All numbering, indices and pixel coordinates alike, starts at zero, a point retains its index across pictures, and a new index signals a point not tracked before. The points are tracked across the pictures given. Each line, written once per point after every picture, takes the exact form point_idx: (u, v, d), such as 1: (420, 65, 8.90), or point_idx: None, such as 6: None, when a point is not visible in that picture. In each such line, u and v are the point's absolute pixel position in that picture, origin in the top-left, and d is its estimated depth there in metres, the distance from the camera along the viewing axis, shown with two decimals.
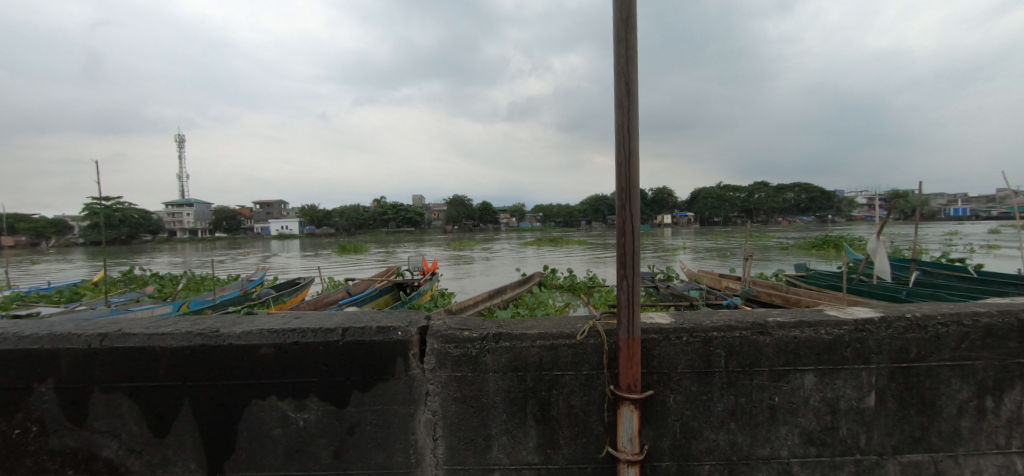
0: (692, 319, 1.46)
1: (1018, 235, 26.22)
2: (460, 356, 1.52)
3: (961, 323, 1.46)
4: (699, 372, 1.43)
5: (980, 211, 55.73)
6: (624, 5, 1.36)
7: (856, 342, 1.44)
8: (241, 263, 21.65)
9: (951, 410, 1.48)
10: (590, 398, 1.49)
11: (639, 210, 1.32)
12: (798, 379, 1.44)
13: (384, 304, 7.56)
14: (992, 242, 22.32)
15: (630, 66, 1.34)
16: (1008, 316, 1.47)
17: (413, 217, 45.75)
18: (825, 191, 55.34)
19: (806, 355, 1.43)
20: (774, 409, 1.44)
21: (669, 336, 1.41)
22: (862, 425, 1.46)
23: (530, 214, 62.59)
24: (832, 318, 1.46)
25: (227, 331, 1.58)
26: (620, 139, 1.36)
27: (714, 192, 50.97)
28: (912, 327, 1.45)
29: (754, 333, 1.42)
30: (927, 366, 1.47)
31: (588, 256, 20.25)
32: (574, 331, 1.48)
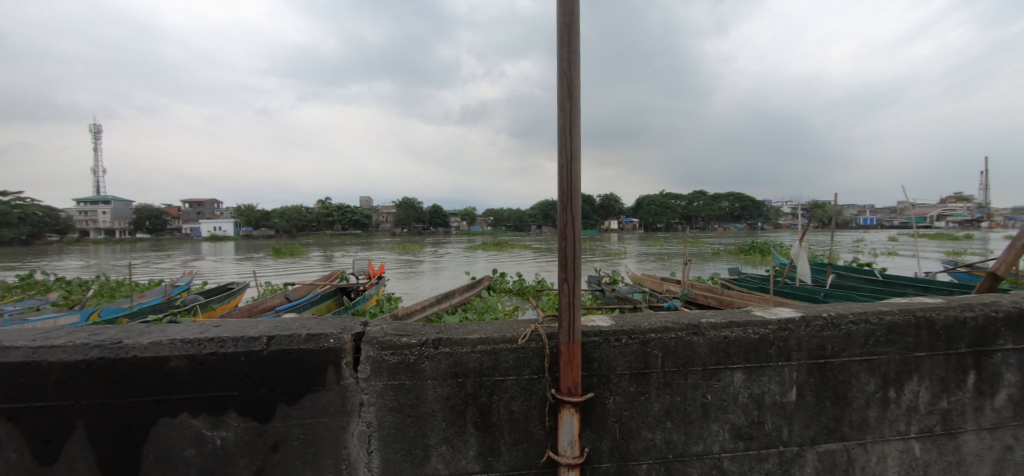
0: (631, 321, 1.48)
1: (912, 243, 29.66)
2: (397, 363, 1.45)
3: (869, 322, 1.60)
4: (637, 373, 1.45)
5: (882, 221, 62.61)
6: (567, 8, 1.36)
7: (780, 341, 1.53)
8: (164, 266, 19.85)
9: (860, 401, 1.61)
10: (531, 402, 1.46)
11: (580, 214, 1.32)
12: (728, 377, 1.50)
13: (326, 310, 7.18)
14: (891, 248, 25.10)
15: (572, 69, 1.35)
16: (907, 313, 1.63)
17: (360, 220, 44.20)
18: (754, 201, 59.83)
19: (735, 354, 1.50)
20: (706, 408, 1.49)
21: (608, 339, 1.42)
22: (785, 419, 1.55)
23: (481, 219, 62.66)
24: (758, 318, 1.54)
25: (131, 342, 1.40)
26: (562, 140, 1.35)
27: (657, 200, 53.52)
28: (827, 325, 1.56)
29: (688, 334, 1.46)
30: (841, 361, 1.58)
31: (538, 261, 20.46)
32: (516, 335, 1.45)
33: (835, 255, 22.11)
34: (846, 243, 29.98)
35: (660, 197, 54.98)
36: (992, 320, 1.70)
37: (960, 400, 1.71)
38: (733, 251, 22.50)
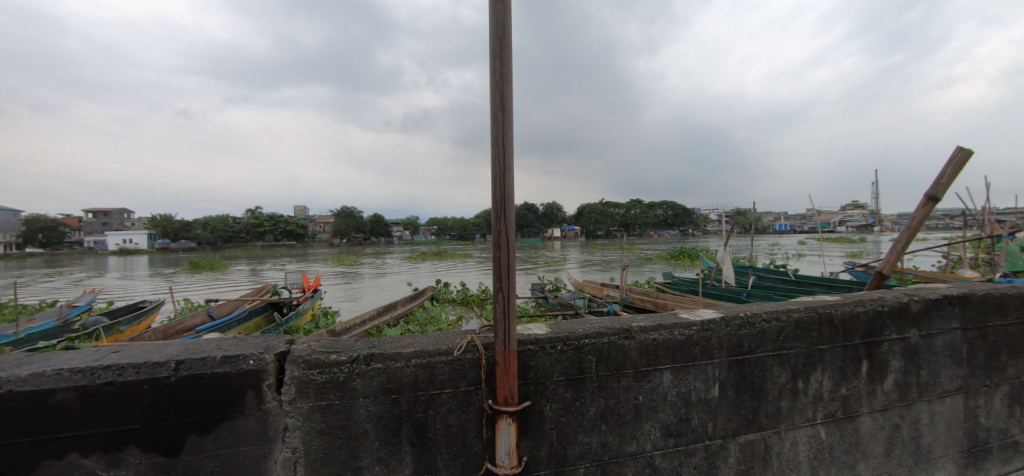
0: (566, 328, 1.51)
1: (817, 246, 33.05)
2: (326, 383, 1.36)
3: (780, 319, 1.75)
4: (573, 379, 1.47)
5: (794, 227, 69.34)
6: (499, 20, 1.38)
7: (703, 341, 1.62)
8: (59, 285, 17.49)
9: (774, 393, 1.75)
10: (468, 415, 1.44)
11: (513, 224, 1.33)
12: (657, 377, 1.57)
13: (255, 327, 6.68)
14: (801, 251, 27.79)
15: (505, 81, 1.36)
16: (811, 310, 1.80)
17: (294, 230, 41.78)
18: (685, 209, 63.95)
19: (663, 355, 1.57)
20: (638, 408, 1.55)
21: (544, 347, 1.44)
22: (710, 415, 1.65)
23: (425, 228, 61.61)
24: (683, 320, 1.64)
25: (5, 375, 1.20)
26: (495, 152, 1.36)
27: (597, 208, 55.57)
28: (743, 324, 1.69)
29: (619, 338, 1.52)
30: (756, 357, 1.71)
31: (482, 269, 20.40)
32: (451, 347, 1.43)
33: (754, 259, 24.18)
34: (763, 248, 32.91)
35: (600, 206, 57.18)
36: (881, 314, 1.93)
37: (858, 387, 1.91)
38: (666, 256, 23.84)
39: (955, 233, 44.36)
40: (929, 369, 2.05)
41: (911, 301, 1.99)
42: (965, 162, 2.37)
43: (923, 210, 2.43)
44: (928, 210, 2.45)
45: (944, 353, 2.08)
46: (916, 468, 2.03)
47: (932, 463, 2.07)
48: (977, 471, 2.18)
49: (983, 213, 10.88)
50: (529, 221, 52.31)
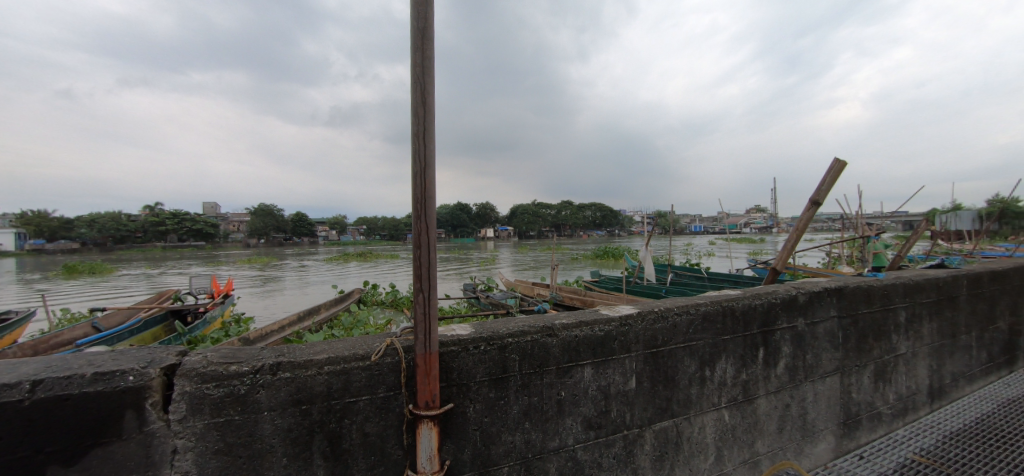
0: (490, 328, 1.50)
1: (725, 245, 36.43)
2: (224, 397, 1.23)
3: (689, 313, 1.88)
4: (496, 378, 1.47)
5: (707, 228, 75.79)
6: (421, 13, 1.34)
7: (622, 336, 1.70)
8: None
9: (685, 381, 1.88)
10: (387, 422, 1.37)
11: (435, 222, 1.30)
12: (579, 373, 1.62)
13: (152, 338, 5.93)
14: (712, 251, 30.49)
15: (428, 74, 1.32)
16: (716, 304, 1.96)
17: (202, 229, 37.80)
18: (612, 212, 67.39)
19: (584, 351, 1.62)
20: (560, 404, 1.58)
21: (467, 347, 1.42)
22: (628, 406, 1.73)
23: (353, 228, 58.84)
24: (603, 316, 1.71)
25: None
26: (416, 147, 1.31)
27: (530, 209, 56.76)
28: (658, 318, 1.79)
29: (543, 336, 1.54)
30: (670, 349, 1.83)
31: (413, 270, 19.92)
32: (369, 351, 1.36)
33: (670, 258, 26.09)
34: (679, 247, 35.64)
35: (532, 207, 58.37)
36: (774, 306, 2.15)
37: (756, 373, 2.11)
38: (593, 255, 24.91)
39: (834, 234, 51.31)
40: (813, 353, 2.33)
41: (799, 294, 2.25)
42: (840, 171, 2.71)
43: (808, 213, 2.75)
44: (812, 213, 2.78)
45: (825, 339, 2.38)
46: (803, 442, 2.30)
47: (816, 436, 2.35)
48: (850, 439, 2.52)
49: (855, 216, 12.67)
50: (463, 221, 52.02)
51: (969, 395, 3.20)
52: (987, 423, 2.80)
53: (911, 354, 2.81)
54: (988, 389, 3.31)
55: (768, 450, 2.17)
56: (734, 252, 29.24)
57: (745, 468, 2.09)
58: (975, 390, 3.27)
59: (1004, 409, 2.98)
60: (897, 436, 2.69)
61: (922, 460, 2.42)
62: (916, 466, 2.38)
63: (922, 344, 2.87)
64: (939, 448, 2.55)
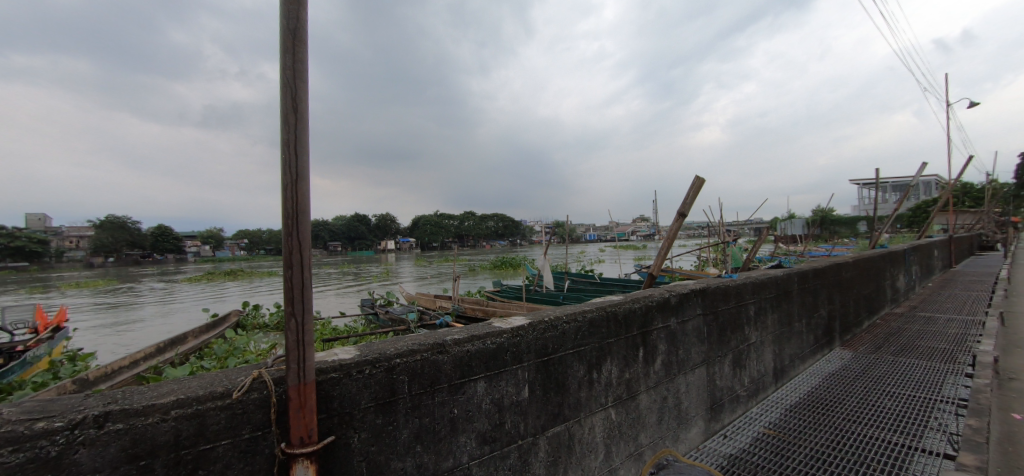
0: (376, 350, 1.43)
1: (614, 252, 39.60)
2: (26, 463, 0.99)
3: (577, 319, 1.99)
4: (383, 402, 1.40)
5: (600, 238, 81.96)
6: (291, 12, 1.23)
7: (513, 347, 1.73)
8: None
9: (575, 385, 1.98)
10: (253, 467, 1.21)
11: (309, 240, 1.20)
12: (471, 388, 1.61)
13: None
14: (603, 257, 32.96)
15: (300, 78, 1.22)
16: (600, 310, 2.10)
17: (22, 247, 30.65)
18: (514, 222, 69.56)
19: (477, 365, 1.62)
20: (453, 421, 1.56)
21: (349, 372, 1.33)
22: (521, 416, 1.76)
23: (232, 242, 52.52)
24: (496, 329, 1.73)
25: None
26: (286, 157, 1.20)
27: (433, 219, 56.10)
28: (547, 328, 1.86)
29: (433, 353, 1.51)
30: (559, 356, 1.91)
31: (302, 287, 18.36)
32: (231, 388, 1.20)
33: (567, 266, 27.65)
34: (575, 254, 37.84)
35: (436, 218, 57.61)
36: (650, 308, 2.38)
37: (637, 370, 2.30)
38: (493, 265, 25.39)
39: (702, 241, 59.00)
40: (684, 348, 2.62)
41: (671, 296, 2.51)
42: (700, 187, 3.11)
43: (676, 223, 3.10)
44: (679, 223, 3.13)
45: (693, 335, 2.68)
46: (678, 430, 2.56)
47: (689, 422, 2.64)
48: (716, 420, 2.88)
49: (717, 224, 14.71)
50: (361, 233, 49.53)
51: (803, 372, 3.87)
52: (815, 396, 3.42)
53: (759, 342, 3.31)
54: (815, 365, 4.04)
55: (650, 441, 2.37)
56: (622, 258, 31.99)
57: (630, 461, 2.26)
58: (807, 367, 3.96)
59: (827, 382, 3.66)
60: (752, 413, 3.15)
61: (770, 432, 2.87)
62: (766, 438, 2.81)
63: (768, 333, 3.41)
64: (782, 421, 3.03)
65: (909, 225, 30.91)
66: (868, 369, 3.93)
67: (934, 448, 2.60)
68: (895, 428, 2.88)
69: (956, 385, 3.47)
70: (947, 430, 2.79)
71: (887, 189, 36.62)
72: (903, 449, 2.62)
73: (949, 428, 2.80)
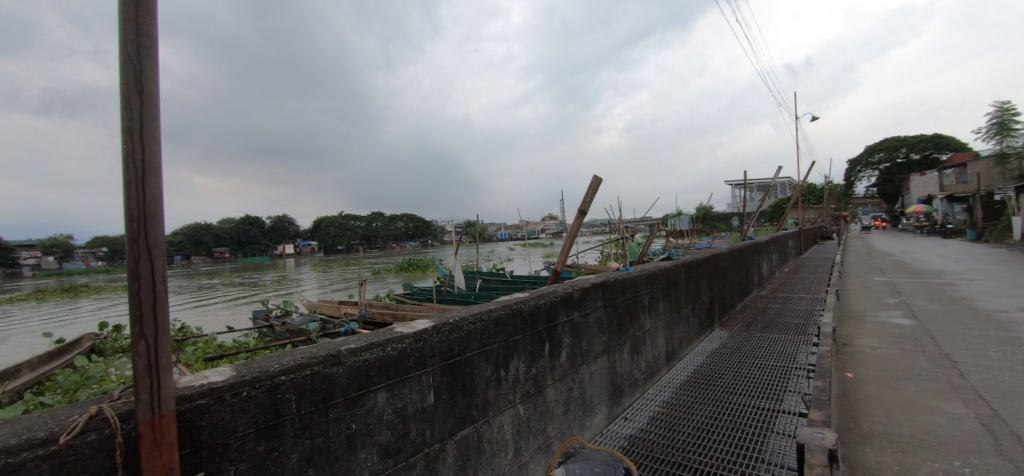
0: (257, 369, 1.28)
1: (525, 250, 40.53)
2: None
3: (483, 319, 1.99)
4: (266, 426, 1.25)
5: (512, 236, 83.56)
6: None
7: (416, 352, 1.67)
8: None
9: (483, 385, 1.97)
10: None
11: (161, 247, 1.02)
12: (371, 399, 1.52)
13: None
14: (514, 256, 33.55)
15: (149, 58, 1.04)
16: (506, 308, 2.13)
17: None
18: (425, 222, 68.01)
19: (376, 375, 1.53)
20: (351, 437, 1.46)
21: (222, 397, 1.17)
22: (427, 423, 1.71)
23: (84, 251, 44.05)
24: (397, 335, 1.65)
25: None
26: (129, 149, 1.00)
27: (337, 221, 52.56)
28: (452, 329, 1.83)
29: (326, 366, 1.40)
30: (466, 357, 1.89)
31: (178, 301, 16.02)
32: (58, 432, 0.99)
33: (478, 265, 27.68)
34: (487, 253, 38.20)
35: (340, 219, 54.12)
36: (555, 304, 2.47)
37: (544, 365, 2.37)
38: (400, 266, 24.53)
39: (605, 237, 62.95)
40: (587, 340, 2.75)
41: (573, 290, 2.63)
42: (598, 186, 3.29)
43: (577, 220, 3.25)
44: (580, 221, 3.29)
45: (595, 326, 2.84)
46: (584, 418, 2.69)
47: (593, 409, 2.79)
48: (618, 404, 3.08)
49: (617, 221, 15.83)
50: (253, 237, 44.69)
51: (690, 353, 4.32)
52: (699, 373, 3.83)
53: (653, 328, 3.61)
54: (700, 346, 4.53)
55: (558, 432, 2.47)
56: (532, 256, 32.93)
57: (540, 453, 2.32)
58: (693, 349, 4.43)
59: (709, 360, 4.12)
60: (648, 394, 3.43)
61: (663, 411, 3.15)
62: (660, 416, 3.08)
63: (660, 320, 3.74)
64: (674, 399, 3.35)
65: (770, 219, 36.18)
66: (741, 345, 4.51)
67: (793, 409, 3.06)
68: (762, 395, 3.34)
69: (807, 353, 4.12)
70: (801, 392, 3.29)
71: (753, 188, 42.62)
72: (769, 413, 3.05)
73: (802, 390, 3.32)
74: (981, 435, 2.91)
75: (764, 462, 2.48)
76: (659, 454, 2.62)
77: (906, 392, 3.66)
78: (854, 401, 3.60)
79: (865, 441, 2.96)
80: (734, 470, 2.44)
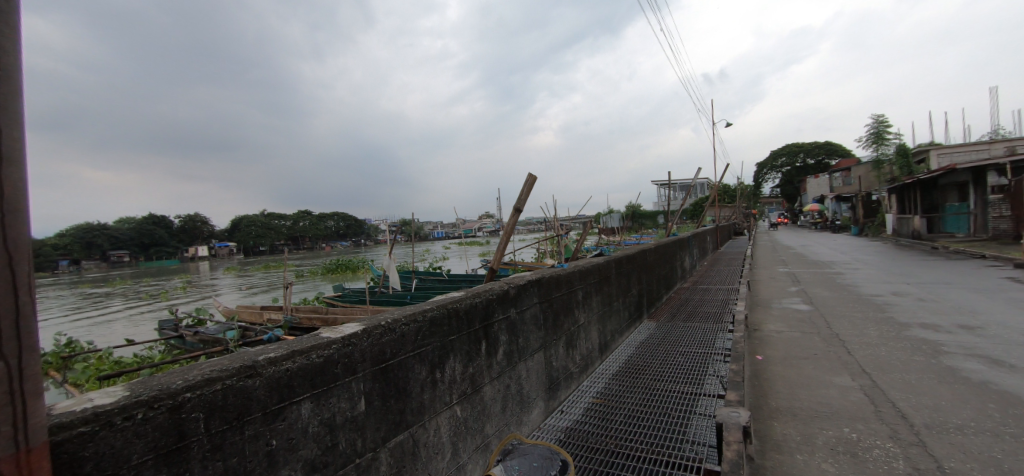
0: (156, 388, 1.15)
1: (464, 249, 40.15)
2: None
3: (416, 320, 1.93)
4: (167, 452, 1.12)
5: (450, 235, 82.58)
6: None
7: (345, 358, 1.59)
8: None
9: (417, 387, 1.92)
10: None
11: (23, 255, 0.87)
12: (294, 412, 1.42)
13: None
14: (452, 255, 33.07)
15: (4, 25, 0.88)
16: (441, 308, 2.09)
17: None
18: (358, 221, 65.01)
19: (299, 385, 1.44)
20: (271, 454, 1.35)
21: (112, 422, 1.03)
22: (357, 432, 1.63)
23: None
24: (323, 340, 1.56)
25: None
26: None
27: (259, 220, 48.66)
28: (383, 332, 1.76)
29: (241, 379, 1.28)
30: (399, 360, 1.83)
31: (62, 313, 13.90)
32: None
33: (415, 264, 26.97)
34: (424, 253, 37.41)
35: (263, 218, 50.12)
36: (491, 302, 2.47)
37: (481, 364, 2.37)
38: (331, 267, 23.24)
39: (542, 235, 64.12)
40: (523, 336, 2.78)
41: (509, 288, 2.64)
42: (532, 185, 3.34)
43: (513, 218, 3.27)
44: (516, 219, 3.32)
45: (531, 323, 2.88)
46: (522, 414, 2.72)
47: (530, 405, 2.83)
48: (555, 398, 3.16)
49: (552, 219, 16.21)
50: (158, 238, 39.95)
51: (622, 344, 4.54)
52: (629, 363, 4.05)
53: (587, 322, 3.74)
54: (630, 337, 4.78)
55: (496, 430, 2.48)
56: (470, 255, 32.68)
57: (479, 453, 2.32)
58: (625, 340, 4.67)
59: (639, 350, 4.36)
60: (583, 386, 3.56)
61: (597, 401, 3.29)
62: (594, 407, 3.21)
63: (594, 314, 3.89)
64: (607, 389, 3.50)
65: (692, 217, 39.02)
66: (667, 335, 4.82)
67: (712, 391, 3.33)
68: (686, 381, 3.59)
69: (725, 338, 4.50)
70: (719, 375, 3.59)
71: (677, 188, 45.63)
72: (693, 396, 3.29)
73: (720, 374, 3.62)
74: (864, 404, 3.35)
75: (689, 443, 2.67)
76: (594, 444, 2.72)
77: (806, 370, 4.12)
78: (763, 380, 3.99)
79: (773, 416, 3.30)
80: (663, 452, 2.59)
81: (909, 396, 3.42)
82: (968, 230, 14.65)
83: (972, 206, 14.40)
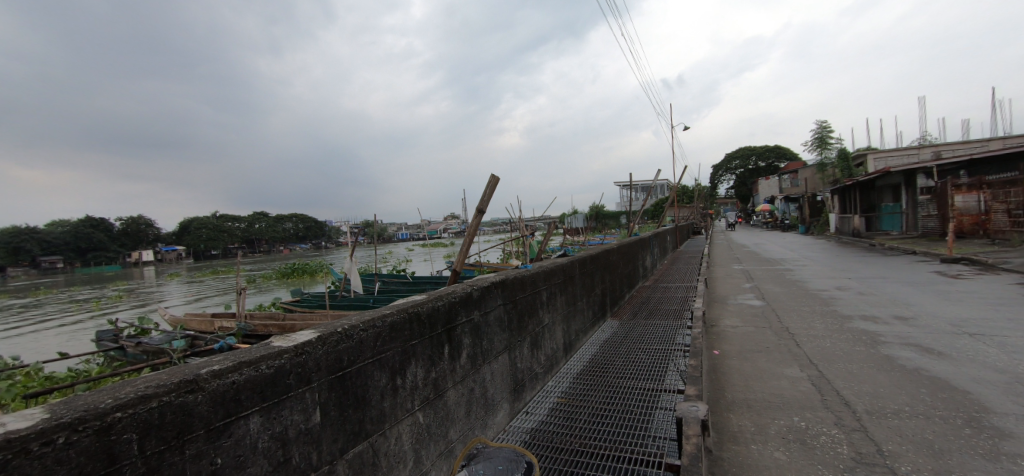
0: (83, 408, 1.06)
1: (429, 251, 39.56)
2: None
3: (375, 325, 1.88)
4: None
5: (416, 237, 81.29)
6: None
7: (298, 367, 1.52)
8: None
9: (376, 395, 1.86)
10: None
11: None
12: (241, 427, 1.34)
13: None
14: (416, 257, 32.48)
15: None
16: (402, 313, 2.04)
17: None
18: (319, 223, 62.82)
19: (247, 398, 1.36)
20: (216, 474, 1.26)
21: (26, 450, 0.94)
22: (312, 444, 1.56)
23: None
24: (273, 350, 1.48)
25: None
26: None
27: (211, 222, 46.07)
28: (340, 339, 1.69)
29: (181, 395, 1.20)
30: (357, 368, 1.77)
31: None
32: None
33: (377, 267, 26.31)
34: (388, 255, 36.58)
35: (215, 220, 47.44)
36: (454, 305, 2.44)
37: (443, 368, 2.33)
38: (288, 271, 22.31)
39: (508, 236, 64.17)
40: (487, 338, 2.77)
41: (472, 290, 2.62)
42: (495, 186, 3.33)
43: (475, 219, 3.25)
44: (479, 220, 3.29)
45: (495, 324, 2.86)
46: (487, 417, 2.71)
47: (496, 407, 2.82)
48: (520, 400, 3.17)
49: (518, 220, 16.26)
50: (96, 243, 36.93)
51: (585, 343, 4.61)
52: (593, 362, 4.11)
53: (551, 322, 3.77)
54: (594, 335, 4.86)
55: (461, 435, 2.45)
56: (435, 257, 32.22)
57: (443, 459, 2.28)
58: (589, 339, 4.74)
59: (603, 349, 4.44)
60: (548, 387, 3.58)
61: (562, 401, 3.32)
62: (559, 406, 3.24)
63: (558, 314, 3.93)
64: (571, 389, 3.54)
65: (654, 217, 40.17)
66: (629, 333, 4.94)
67: (672, 386, 3.44)
68: (648, 377, 3.69)
69: (684, 334, 4.66)
70: (679, 370, 3.71)
71: (638, 189, 46.86)
72: (654, 392, 3.39)
73: (680, 369, 3.74)
74: (812, 393, 3.55)
75: (652, 438, 2.74)
76: (559, 443, 2.74)
77: (759, 363, 4.32)
78: (720, 374, 4.16)
79: (730, 408, 3.43)
80: (627, 449, 2.64)
81: (852, 384, 3.65)
82: (901, 228, 15.89)
83: (904, 206, 15.64)
